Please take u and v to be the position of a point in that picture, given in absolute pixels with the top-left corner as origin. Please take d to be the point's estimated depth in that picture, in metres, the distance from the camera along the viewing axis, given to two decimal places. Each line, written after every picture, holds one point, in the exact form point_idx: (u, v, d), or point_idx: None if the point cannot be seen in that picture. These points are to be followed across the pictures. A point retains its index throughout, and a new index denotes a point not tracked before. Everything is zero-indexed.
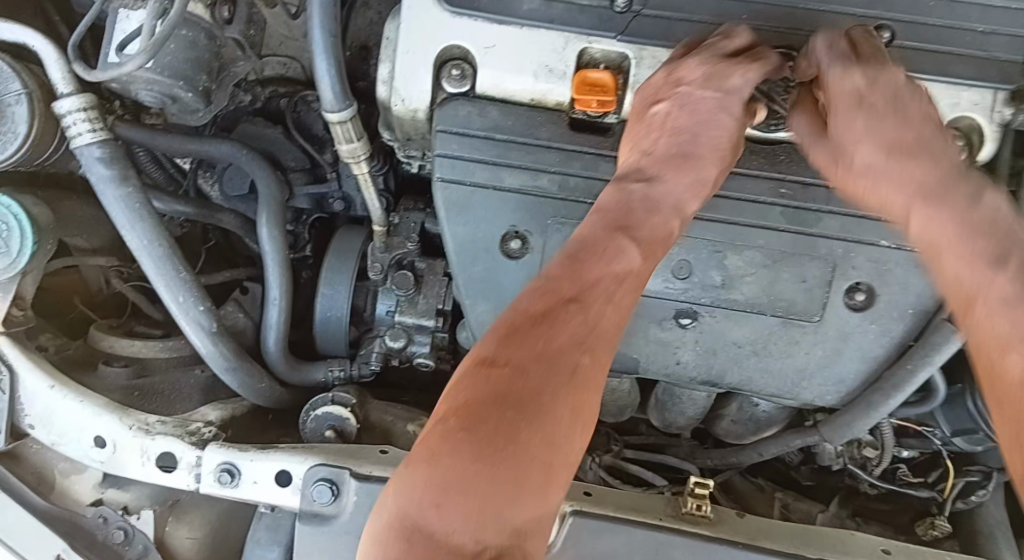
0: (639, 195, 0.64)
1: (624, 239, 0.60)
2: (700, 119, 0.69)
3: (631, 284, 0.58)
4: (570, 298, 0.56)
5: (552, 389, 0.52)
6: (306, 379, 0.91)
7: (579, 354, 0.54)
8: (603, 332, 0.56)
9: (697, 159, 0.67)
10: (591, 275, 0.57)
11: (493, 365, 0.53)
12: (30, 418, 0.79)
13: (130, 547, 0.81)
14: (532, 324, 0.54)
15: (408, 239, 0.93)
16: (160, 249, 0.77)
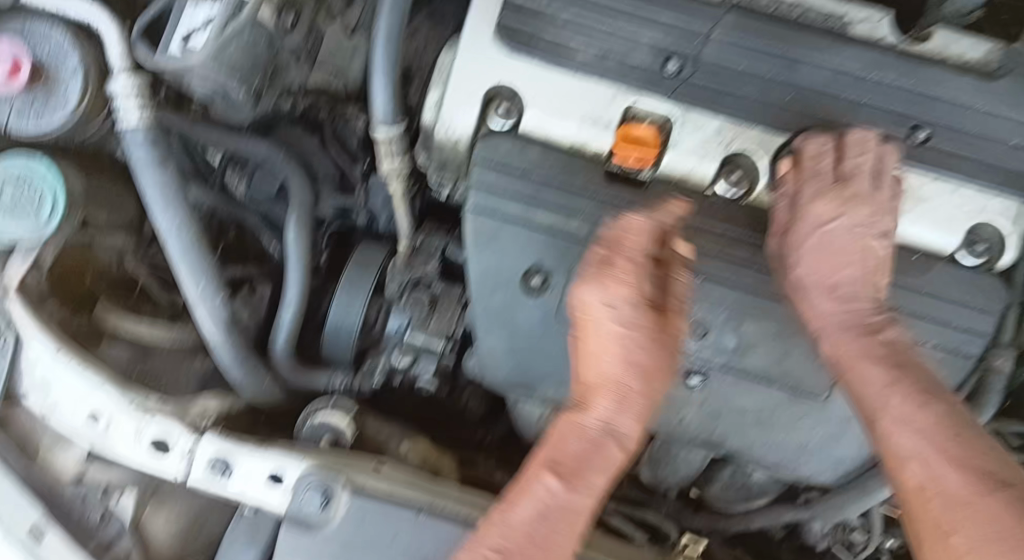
0: (580, 426, 0.70)
1: (609, 422, 0.70)
2: (602, 436, 0.69)
3: (620, 458, 0.70)
4: (559, 496, 0.66)
5: (542, 558, 0.64)
6: (309, 384, 0.91)
7: (566, 525, 0.65)
8: (587, 495, 0.67)
9: (623, 421, 0.70)
10: (583, 455, 0.68)
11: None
12: (27, 387, 0.79)
13: (106, 528, 0.79)
14: (529, 544, 0.64)
15: (429, 259, 0.94)
16: (189, 236, 0.77)
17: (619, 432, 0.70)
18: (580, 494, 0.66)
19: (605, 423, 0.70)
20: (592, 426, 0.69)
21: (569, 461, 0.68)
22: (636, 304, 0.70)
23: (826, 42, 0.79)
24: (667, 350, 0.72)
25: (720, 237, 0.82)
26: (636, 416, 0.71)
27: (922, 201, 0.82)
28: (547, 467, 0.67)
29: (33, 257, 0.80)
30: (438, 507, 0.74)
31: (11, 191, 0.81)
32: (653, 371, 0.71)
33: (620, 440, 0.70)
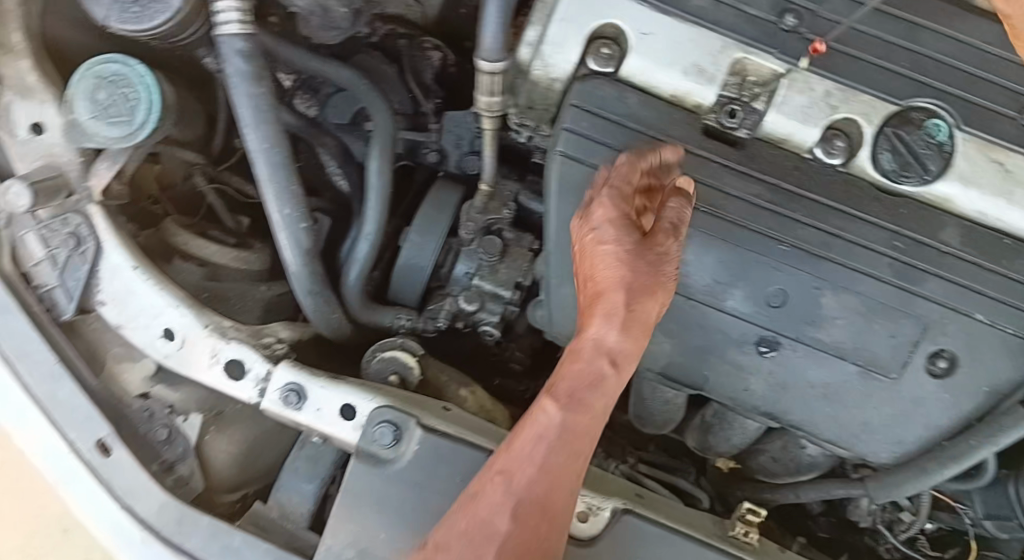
0: (570, 349, 0.67)
1: (609, 354, 0.65)
2: (602, 324, 0.65)
3: (600, 388, 0.65)
4: (544, 420, 0.64)
5: (551, 486, 0.63)
6: (375, 322, 0.90)
7: (562, 456, 0.63)
8: (586, 423, 0.64)
9: (617, 316, 0.65)
10: (578, 380, 0.65)
11: (489, 525, 0.61)
12: (104, 295, 0.78)
13: (170, 447, 0.79)
14: (525, 469, 0.63)
15: (504, 205, 0.93)
16: (278, 157, 0.75)
17: (612, 359, 0.66)
18: (577, 421, 0.64)
19: (608, 353, 0.65)
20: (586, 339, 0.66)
21: (569, 384, 0.64)
22: (612, 217, 0.68)
23: (947, 13, 0.81)
24: (650, 271, 0.66)
25: (812, 203, 0.81)
26: (625, 346, 0.66)
27: (1016, 197, 0.80)
28: (544, 393, 0.65)
29: (119, 165, 0.78)
30: None
31: (106, 91, 0.75)
32: (630, 294, 0.65)
33: (600, 363, 0.65)
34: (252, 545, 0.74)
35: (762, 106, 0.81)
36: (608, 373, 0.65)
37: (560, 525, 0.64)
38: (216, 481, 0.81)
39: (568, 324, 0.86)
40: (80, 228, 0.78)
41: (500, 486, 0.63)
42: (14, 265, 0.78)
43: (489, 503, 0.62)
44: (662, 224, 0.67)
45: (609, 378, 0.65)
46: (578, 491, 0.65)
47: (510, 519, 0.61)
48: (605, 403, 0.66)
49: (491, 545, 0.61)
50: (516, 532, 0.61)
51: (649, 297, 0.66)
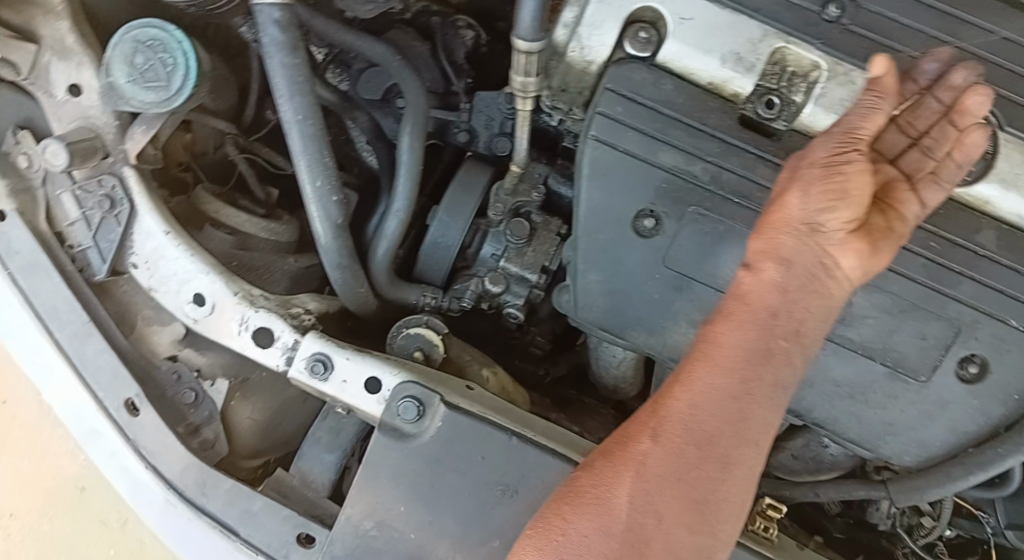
0: (736, 308, 0.62)
1: (778, 260, 0.62)
2: (788, 257, 0.62)
3: (749, 293, 0.62)
4: (700, 341, 0.62)
5: (706, 416, 0.58)
6: (401, 299, 0.91)
7: (717, 382, 0.59)
8: (740, 347, 0.60)
9: (801, 251, 0.62)
10: (754, 344, 0.60)
11: (632, 448, 0.59)
12: (136, 257, 0.79)
13: (197, 411, 0.80)
14: (675, 389, 0.60)
15: (533, 188, 0.92)
16: (311, 129, 0.75)
17: (777, 280, 0.61)
18: (729, 342, 0.60)
19: (775, 263, 0.62)
20: (762, 283, 0.62)
21: (743, 344, 0.60)
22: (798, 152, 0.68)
23: (995, 9, 0.80)
24: (817, 161, 0.63)
25: None
26: (794, 251, 0.62)
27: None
28: (700, 358, 0.61)
29: (154, 130, 0.78)
30: (527, 437, 0.75)
31: (144, 55, 0.75)
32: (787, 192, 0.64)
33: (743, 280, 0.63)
34: (272, 510, 0.76)
35: (800, 98, 0.80)
36: (771, 282, 0.61)
37: (723, 469, 0.58)
38: (239, 448, 0.82)
39: (592, 310, 0.85)
40: (115, 190, 0.78)
41: (650, 413, 0.61)
42: (50, 225, 0.80)
43: (635, 425, 0.61)
44: (835, 126, 0.64)
45: (770, 291, 0.61)
46: (748, 436, 0.59)
47: (651, 441, 0.59)
48: (773, 331, 0.60)
49: (657, 505, 0.57)
50: (681, 495, 0.57)
51: (805, 191, 0.63)
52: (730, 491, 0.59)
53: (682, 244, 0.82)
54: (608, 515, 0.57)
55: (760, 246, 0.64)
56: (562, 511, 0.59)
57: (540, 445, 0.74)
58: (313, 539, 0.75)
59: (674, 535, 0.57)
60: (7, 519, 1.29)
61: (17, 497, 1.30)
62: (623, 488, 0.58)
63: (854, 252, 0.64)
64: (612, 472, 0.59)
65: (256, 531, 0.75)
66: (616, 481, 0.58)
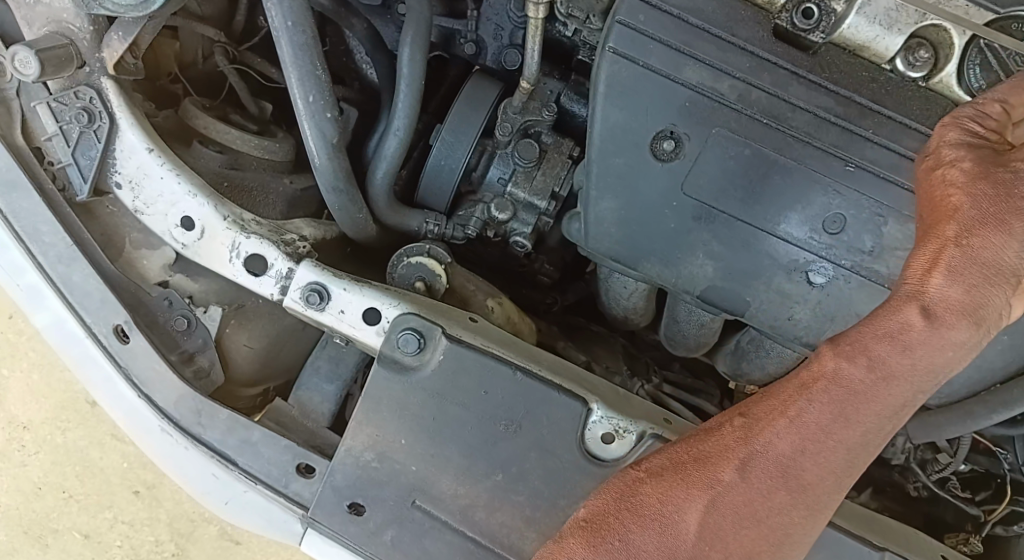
0: (895, 355, 0.52)
1: (968, 314, 0.52)
2: (974, 302, 0.53)
3: (918, 345, 0.52)
4: (824, 372, 0.53)
5: (809, 463, 0.54)
6: (401, 225, 0.86)
7: (840, 434, 0.53)
8: (887, 402, 0.53)
9: (987, 298, 0.53)
10: (900, 400, 0.53)
11: (711, 468, 0.55)
12: (120, 176, 0.74)
13: (190, 338, 0.76)
14: (780, 424, 0.54)
15: (544, 106, 0.85)
16: (302, 36, 0.69)
17: (958, 339, 0.52)
18: (871, 396, 0.52)
19: (962, 315, 0.52)
20: (937, 336, 0.52)
21: (884, 399, 0.52)
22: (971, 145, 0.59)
23: None
24: None
25: (885, 120, 0.73)
26: (985, 300, 0.53)
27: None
28: (827, 399, 0.53)
29: (132, 37, 0.72)
30: (532, 372, 0.72)
31: None
32: (989, 221, 0.55)
33: (912, 323, 0.52)
34: (270, 440, 0.74)
35: (841, 8, 0.73)
36: (950, 337, 0.52)
37: (809, 518, 0.55)
38: (235, 375, 0.80)
39: (603, 239, 0.82)
40: (93, 103, 0.72)
41: (741, 435, 0.55)
42: (26, 138, 0.75)
43: (718, 442, 0.56)
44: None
45: (946, 346, 0.52)
46: (847, 486, 0.55)
47: (736, 472, 0.54)
48: (925, 391, 0.53)
49: (724, 531, 0.55)
50: (756, 529, 0.54)
51: (1008, 233, 0.54)
52: (807, 537, 0.56)
53: (705, 169, 0.76)
54: (670, 535, 0.55)
55: (950, 290, 0.52)
56: (619, 515, 0.56)
57: (545, 380, 0.72)
58: (313, 469, 0.73)
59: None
60: (21, 431, 1.30)
61: (28, 408, 1.30)
62: (695, 510, 0.55)
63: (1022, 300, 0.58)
64: (688, 490, 0.55)
65: (255, 460, 0.73)
66: (689, 503, 0.55)
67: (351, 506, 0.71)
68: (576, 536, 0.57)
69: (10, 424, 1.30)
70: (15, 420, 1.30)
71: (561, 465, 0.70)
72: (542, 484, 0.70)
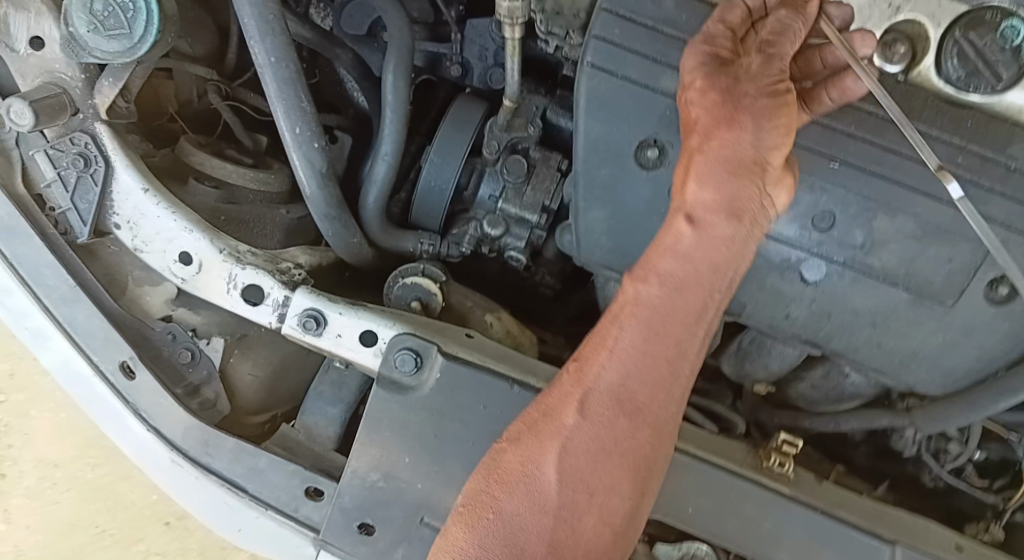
0: (678, 261, 0.53)
1: (727, 213, 0.53)
2: (732, 194, 0.53)
3: (694, 251, 0.53)
4: (628, 299, 0.55)
5: (637, 386, 0.54)
6: (396, 247, 0.87)
7: (653, 350, 0.54)
8: (685, 308, 0.54)
9: (740, 186, 0.53)
10: (702, 300, 0.54)
11: (557, 418, 0.56)
12: (118, 217, 0.76)
13: (195, 370, 0.78)
14: (601, 357, 0.55)
15: (530, 122, 0.86)
16: (286, 70, 0.71)
17: (723, 234, 0.53)
18: (672, 307, 0.53)
19: (722, 213, 0.53)
20: (713, 234, 0.53)
21: (690, 304, 0.54)
22: (706, 60, 0.55)
23: None
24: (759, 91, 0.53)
25: (868, 117, 0.74)
26: (736, 193, 0.53)
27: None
28: (630, 320, 0.54)
29: (121, 81, 0.74)
30: (530, 385, 0.72)
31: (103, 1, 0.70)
32: (724, 123, 0.53)
33: (682, 232, 0.53)
34: (278, 465, 0.75)
35: None
36: (718, 234, 0.53)
37: (655, 437, 0.56)
38: (241, 405, 0.82)
39: (595, 249, 0.83)
40: (88, 147, 0.75)
41: (575, 379, 0.56)
42: (27, 186, 0.77)
43: (558, 394, 0.57)
44: (768, 47, 0.54)
45: (719, 244, 0.53)
46: (680, 396, 0.56)
47: (576, 415, 0.55)
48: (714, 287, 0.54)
49: (583, 478, 0.55)
50: (611, 464, 0.55)
51: (740, 127, 0.52)
52: (663, 454, 0.57)
53: None
54: (540, 494, 0.55)
55: (708, 189, 0.53)
56: (490, 490, 0.56)
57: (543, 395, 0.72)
58: (322, 492, 0.74)
59: (608, 507, 0.55)
60: (52, 469, 1.32)
61: (59, 447, 1.32)
62: (551, 463, 0.55)
63: (785, 188, 0.56)
64: (541, 448, 0.56)
65: (264, 486, 0.74)
66: (547, 459, 0.55)
67: (362, 527, 0.72)
68: (456, 523, 0.57)
69: (41, 463, 1.32)
70: (47, 459, 1.32)
71: None
72: None
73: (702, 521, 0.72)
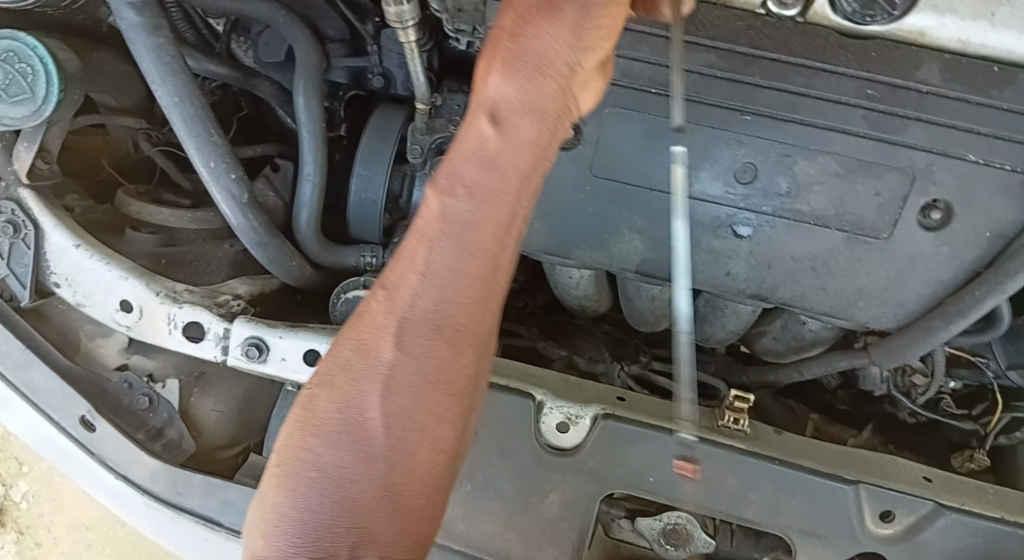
0: (487, 156, 0.43)
1: (535, 116, 0.44)
2: (539, 98, 0.44)
3: (502, 152, 0.43)
4: (430, 210, 0.42)
5: (453, 306, 0.41)
6: (338, 263, 0.88)
7: (467, 266, 0.41)
8: (502, 204, 0.43)
9: (548, 87, 0.45)
10: (521, 191, 0.44)
11: (363, 357, 0.42)
12: (56, 276, 0.77)
13: (154, 414, 0.80)
14: (407, 272, 0.42)
15: (451, 121, 0.86)
16: (192, 108, 0.72)
17: (533, 136, 0.44)
18: (488, 203, 0.42)
19: (532, 115, 0.44)
20: (521, 133, 0.44)
21: (509, 199, 0.43)
22: None
23: None
24: None
25: (771, 63, 0.71)
26: (544, 95, 0.45)
27: None
28: (435, 222, 0.42)
29: (37, 143, 0.78)
30: None
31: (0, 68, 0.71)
32: (542, 10, 0.46)
33: (488, 133, 0.43)
34: (249, 495, 0.76)
35: None
36: (529, 134, 0.44)
37: (481, 359, 0.43)
38: (209, 441, 0.82)
39: (532, 236, 0.83)
40: (16, 214, 0.77)
41: (377, 310, 0.42)
42: None
43: (361, 328, 0.42)
44: None
45: (531, 142, 0.44)
46: (498, 309, 0.44)
47: (387, 347, 0.41)
48: (529, 191, 0.44)
49: (404, 416, 0.41)
50: (432, 396, 0.41)
51: (557, 19, 0.45)
52: (486, 377, 0.44)
53: (610, 148, 0.77)
54: (354, 449, 0.40)
55: (518, 84, 0.44)
56: (299, 440, 0.41)
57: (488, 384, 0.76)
58: None
59: (440, 443, 0.41)
60: (83, 532, 1.34)
61: (87, 508, 1.34)
62: (368, 400, 0.41)
63: (589, 94, 0.50)
64: (349, 399, 0.41)
65: (239, 518, 0.75)
66: (360, 413, 0.41)
67: None
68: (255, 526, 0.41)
69: (72, 527, 1.34)
70: (77, 522, 1.34)
71: (522, 462, 0.73)
72: (508, 485, 0.73)
73: (666, 487, 0.72)
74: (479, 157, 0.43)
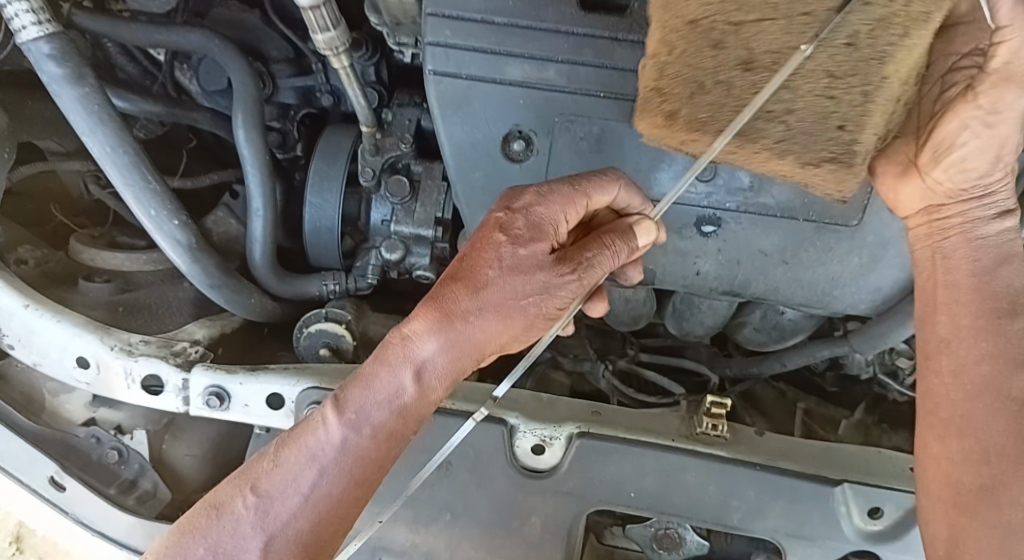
0: (410, 387, 0.57)
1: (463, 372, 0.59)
2: (455, 374, 0.59)
3: (422, 392, 0.58)
4: (354, 400, 0.57)
5: (344, 499, 0.56)
6: (301, 293, 0.86)
7: (378, 457, 0.57)
8: (408, 428, 0.58)
9: (474, 359, 0.59)
10: (418, 418, 0.58)
11: (271, 495, 0.56)
12: (8, 338, 0.75)
13: (126, 466, 0.78)
14: (322, 448, 0.56)
15: (401, 139, 0.84)
16: (125, 158, 0.70)
17: (444, 389, 0.59)
18: (401, 422, 0.58)
19: (449, 364, 0.58)
20: (434, 387, 0.58)
21: (405, 427, 0.58)
22: (544, 216, 0.60)
23: None
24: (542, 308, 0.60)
25: None
26: (463, 369, 0.59)
27: None
28: (352, 423, 0.57)
29: None
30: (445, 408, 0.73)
31: None
32: (502, 305, 0.58)
33: (410, 380, 0.58)
34: None
35: None
36: (434, 392, 0.59)
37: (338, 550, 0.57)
38: (189, 486, 0.80)
39: None
40: None
41: (294, 462, 0.57)
42: None
43: (276, 469, 0.57)
44: (588, 259, 0.60)
45: (434, 398, 0.59)
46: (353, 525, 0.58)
47: (290, 497, 0.56)
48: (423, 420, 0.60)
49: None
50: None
51: (507, 325, 0.59)
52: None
53: (561, 158, 0.72)
54: None
55: (446, 353, 0.58)
56: (226, 506, 0.57)
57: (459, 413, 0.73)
58: None
59: None
60: None
61: None
62: (270, 520, 0.56)
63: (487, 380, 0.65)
64: (225, 545, 0.56)
65: None
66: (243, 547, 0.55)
67: None
68: None
69: None
70: None
71: (498, 489, 0.71)
72: (486, 510, 0.71)
73: (647, 501, 0.71)
74: (400, 389, 0.57)
